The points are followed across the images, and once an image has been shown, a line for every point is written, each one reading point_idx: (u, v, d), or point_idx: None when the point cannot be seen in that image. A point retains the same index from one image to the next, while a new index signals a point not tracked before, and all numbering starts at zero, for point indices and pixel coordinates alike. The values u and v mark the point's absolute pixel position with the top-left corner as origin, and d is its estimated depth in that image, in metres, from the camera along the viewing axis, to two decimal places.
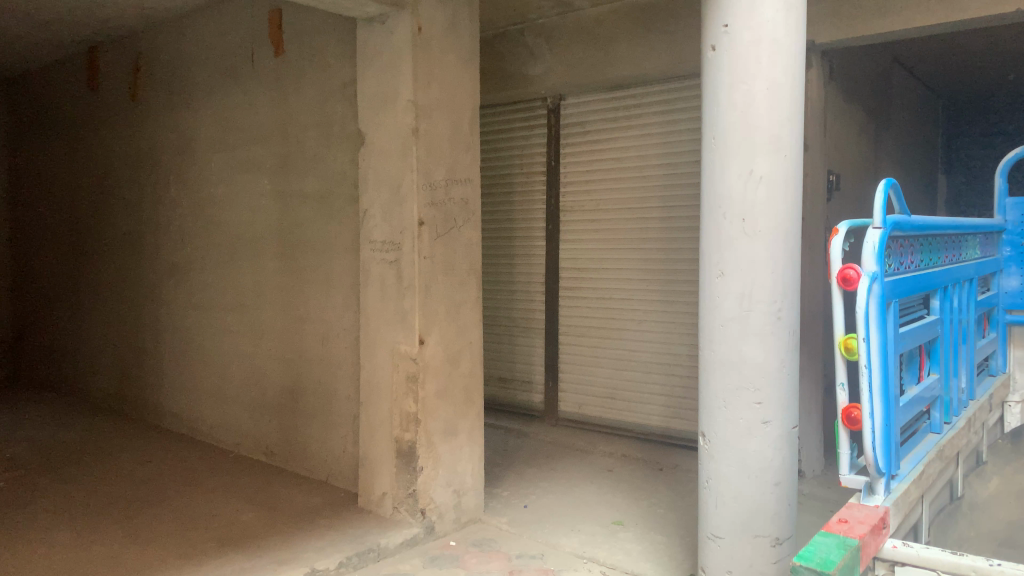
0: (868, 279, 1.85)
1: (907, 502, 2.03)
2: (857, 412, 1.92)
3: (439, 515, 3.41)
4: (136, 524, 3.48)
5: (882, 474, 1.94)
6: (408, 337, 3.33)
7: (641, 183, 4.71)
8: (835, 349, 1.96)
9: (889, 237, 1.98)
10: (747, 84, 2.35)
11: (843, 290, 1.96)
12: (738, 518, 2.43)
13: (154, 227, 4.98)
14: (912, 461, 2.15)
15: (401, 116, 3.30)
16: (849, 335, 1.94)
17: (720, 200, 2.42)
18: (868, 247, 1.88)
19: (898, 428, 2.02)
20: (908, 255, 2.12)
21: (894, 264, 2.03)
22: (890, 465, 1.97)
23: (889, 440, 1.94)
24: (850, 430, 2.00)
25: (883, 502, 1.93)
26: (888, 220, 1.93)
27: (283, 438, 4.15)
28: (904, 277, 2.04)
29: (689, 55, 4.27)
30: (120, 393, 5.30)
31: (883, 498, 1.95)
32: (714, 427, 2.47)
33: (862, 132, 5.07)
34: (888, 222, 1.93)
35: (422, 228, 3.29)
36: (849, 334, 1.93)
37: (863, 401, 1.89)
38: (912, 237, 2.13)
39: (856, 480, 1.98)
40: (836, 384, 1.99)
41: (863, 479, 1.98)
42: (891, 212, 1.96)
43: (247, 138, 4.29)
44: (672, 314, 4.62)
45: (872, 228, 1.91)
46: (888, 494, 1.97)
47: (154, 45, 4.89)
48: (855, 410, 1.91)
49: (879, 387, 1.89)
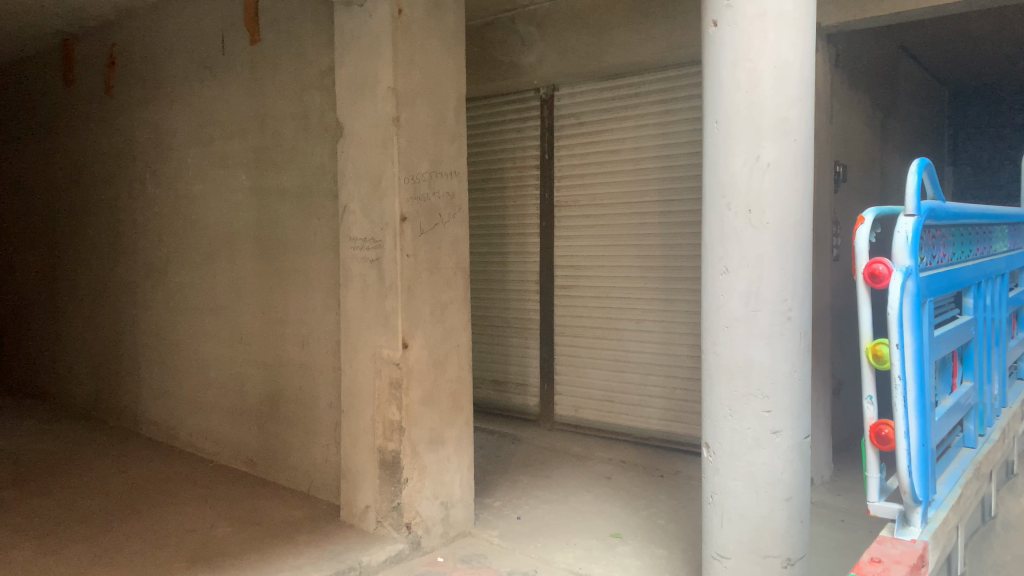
0: (900, 276, 1.67)
1: (945, 533, 1.84)
2: (889, 430, 1.73)
3: (425, 530, 3.21)
4: (105, 541, 3.28)
5: (919, 502, 1.75)
6: (391, 341, 3.12)
7: (638, 176, 4.50)
8: (862, 356, 1.76)
9: (923, 226, 1.80)
10: (751, 62, 2.14)
11: (869, 288, 1.75)
12: (746, 537, 2.23)
13: (129, 226, 4.76)
14: (948, 484, 1.96)
15: (381, 104, 3.10)
16: (876, 340, 1.74)
17: (723, 190, 2.21)
18: (899, 238, 1.71)
19: (933, 447, 1.82)
20: (940, 248, 1.93)
21: (926, 258, 1.84)
22: (927, 491, 1.78)
23: (925, 463, 1.75)
24: (878, 450, 1.81)
25: (920, 536, 1.74)
26: (922, 207, 1.75)
27: (263, 447, 3.95)
28: (938, 272, 1.85)
29: (688, 40, 4.05)
30: (98, 399, 5.09)
31: (920, 530, 1.76)
32: (718, 438, 2.27)
33: (868, 121, 4.86)
34: (921, 209, 1.75)
35: (404, 224, 3.08)
36: (877, 339, 1.73)
37: (897, 419, 1.70)
38: (945, 227, 1.94)
39: (888, 509, 1.79)
40: (863, 397, 1.80)
41: (897, 508, 1.79)
42: (926, 199, 1.78)
43: (224, 132, 4.08)
44: (672, 312, 4.42)
45: (904, 216, 1.74)
46: (925, 526, 1.79)
47: (128, 36, 4.67)
48: (886, 428, 1.72)
49: (914, 401, 1.70)
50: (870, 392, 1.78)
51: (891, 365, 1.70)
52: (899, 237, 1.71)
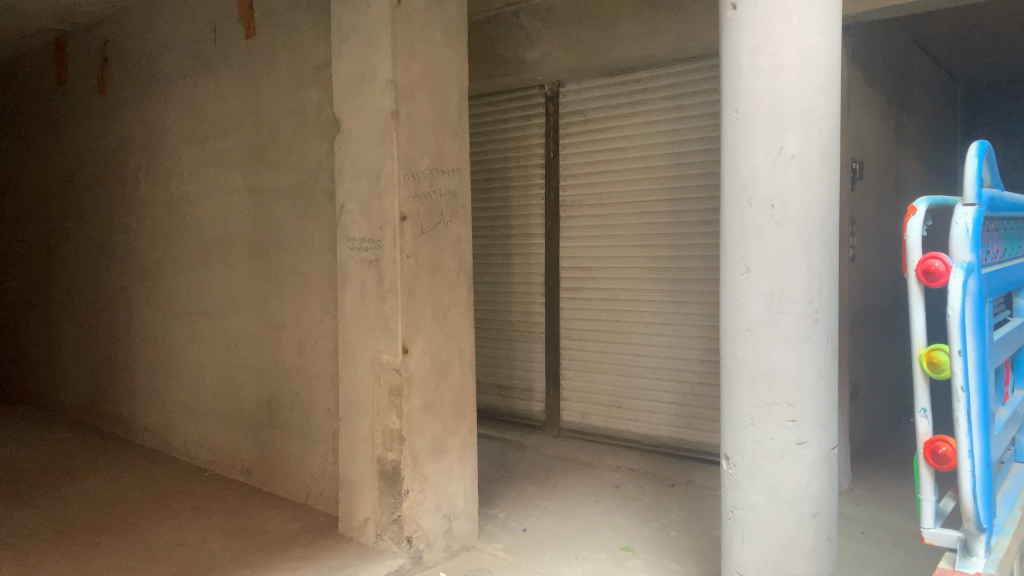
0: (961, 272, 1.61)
1: (1007, 562, 1.78)
2: (947, 448, 1.64)
3: (427, 544, 3.06)
4: (93, 555, 3.14)
5: (982, 530, 1.69)
6: (390, 346, 2.98)
7: (647, 174, 4.36)
8: (915, 362, 1.68)
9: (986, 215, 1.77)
10: (774, 47, 2.00)
11: (922, 286, 1.68)
12: (769, 555, 2.08)
13: (123, 228, 4.63)
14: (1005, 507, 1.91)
15: (380, 98, 2.96)
16: (930, 346, 1.66)
17: (743, 183, 2.07)
18: (958, 233, 1.66)
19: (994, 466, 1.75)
20: (995, 243, 1.85)
21: (987, 254, 1.79)
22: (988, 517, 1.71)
23: (987, 484, 1.68)
24: (931, 469, 1.72)
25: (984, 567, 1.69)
26: (981, 195, 1.72)
27: (259, 457, 3.81)
28: (996, 270, 1.79)
29: (699, 32, 3.91)
30: (91, 406, 4.96)
31: (983, 560, 1.71)
32: (739, 450, 2.12)
33: (883, 118, 4.72)
34: (981, 198, 1.72)
35: (404, 223, 2.93)
36: (932, 346, 1.65)
37: (959, 435, 1.63)
38: (999, 221, 1.88)
39: (946, 537, 1.73)
40: (917, 410, 1.71)
41: (957, 536, 1.73)
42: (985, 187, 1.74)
43: (218, 130, 3.95)
44: (682, 315, 4.27)
45: (964, 204, 1.70)
46: (987, 555, 1.73)
47: (122, 32, 4.54)
48: (945, 445, 1.64)
49: (977, 415, 1.63)
50: (924, 405, 1.69)
51: (952, 375, 1.62)
52: (958, 231, 1.65)
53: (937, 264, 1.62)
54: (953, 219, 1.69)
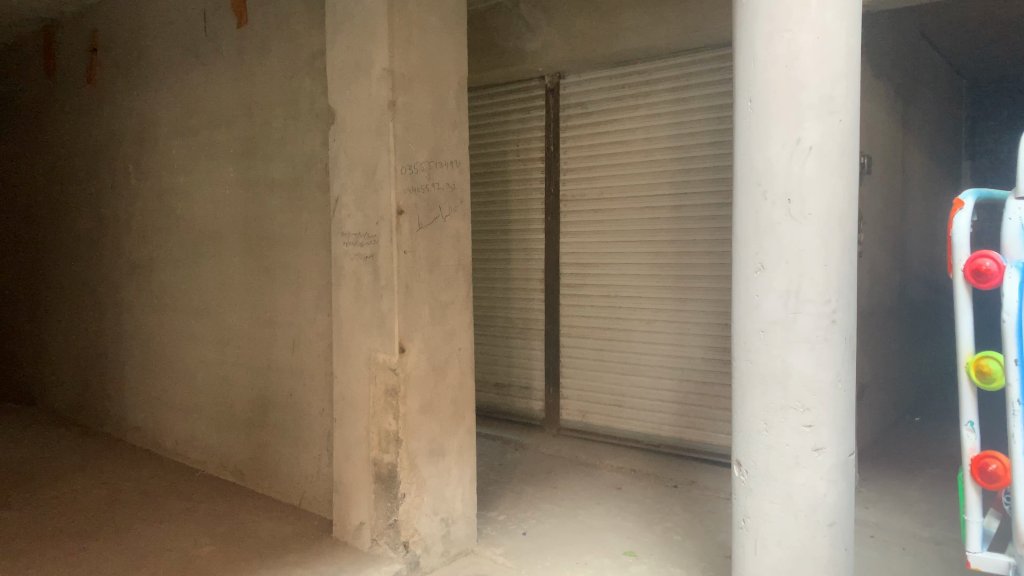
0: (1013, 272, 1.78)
1: None
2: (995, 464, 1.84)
3: (425, 549, 2.96)
4: (78, 560, 3.04)
5: None
6: (386, 345, 2.87)
7: (650, 168, 4.26)
8: (963, 370, 1.88)
9: None
10: (790, 32, 1.90)
11: (971, 290, 1.87)
12: (783, 566, 1.99)
13: (113, 221, 4.52)
14: None
15: (375, 88, 2.85)
16: (981, 356, 1.85)
17: (757, 176, 1.97)
18: (1008, 238, 1.84)
19: None
20: None
21: None
22: None
23: None
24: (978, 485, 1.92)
25: None
26: None
27: (252, 457, 3.71)
28: None
29: (704, 22, 3.80)
30: (81, 404, 4.84)
31: None
32: (751, 455, 2.03)
33: (890, 110, 4.61)
34: None
35: (401, 218, 2.82)
36: (983, 353, 1.84)
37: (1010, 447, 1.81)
38: None
39: (992, 561, 1.89)
40: (964, 424, 1.90)
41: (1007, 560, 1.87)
42: None
43: (210, 122, 3.84)
44: (686, 312, 4.18)
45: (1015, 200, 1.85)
46: None
47: (111, 21, 4.42)
48: (994, 462, 1.84)
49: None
50: (971, 419, 1.89)
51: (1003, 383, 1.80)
52: (1010, 233, 1.83)
53: (990, 266, 1.80)
54: (1006, 215, 1.85)
